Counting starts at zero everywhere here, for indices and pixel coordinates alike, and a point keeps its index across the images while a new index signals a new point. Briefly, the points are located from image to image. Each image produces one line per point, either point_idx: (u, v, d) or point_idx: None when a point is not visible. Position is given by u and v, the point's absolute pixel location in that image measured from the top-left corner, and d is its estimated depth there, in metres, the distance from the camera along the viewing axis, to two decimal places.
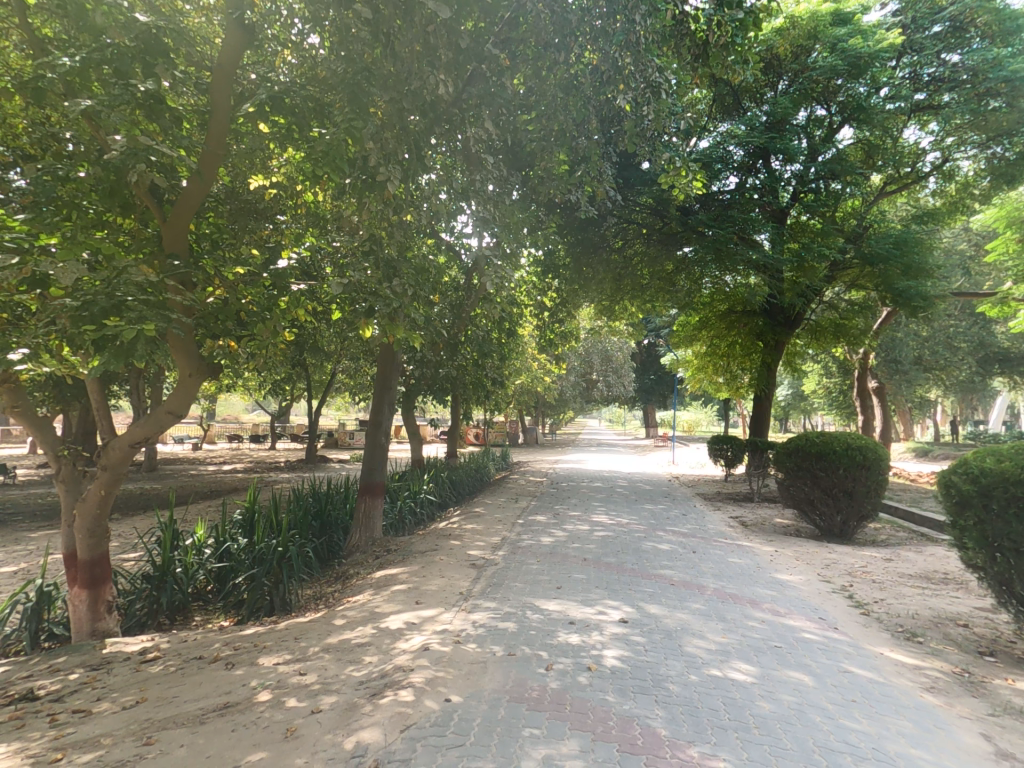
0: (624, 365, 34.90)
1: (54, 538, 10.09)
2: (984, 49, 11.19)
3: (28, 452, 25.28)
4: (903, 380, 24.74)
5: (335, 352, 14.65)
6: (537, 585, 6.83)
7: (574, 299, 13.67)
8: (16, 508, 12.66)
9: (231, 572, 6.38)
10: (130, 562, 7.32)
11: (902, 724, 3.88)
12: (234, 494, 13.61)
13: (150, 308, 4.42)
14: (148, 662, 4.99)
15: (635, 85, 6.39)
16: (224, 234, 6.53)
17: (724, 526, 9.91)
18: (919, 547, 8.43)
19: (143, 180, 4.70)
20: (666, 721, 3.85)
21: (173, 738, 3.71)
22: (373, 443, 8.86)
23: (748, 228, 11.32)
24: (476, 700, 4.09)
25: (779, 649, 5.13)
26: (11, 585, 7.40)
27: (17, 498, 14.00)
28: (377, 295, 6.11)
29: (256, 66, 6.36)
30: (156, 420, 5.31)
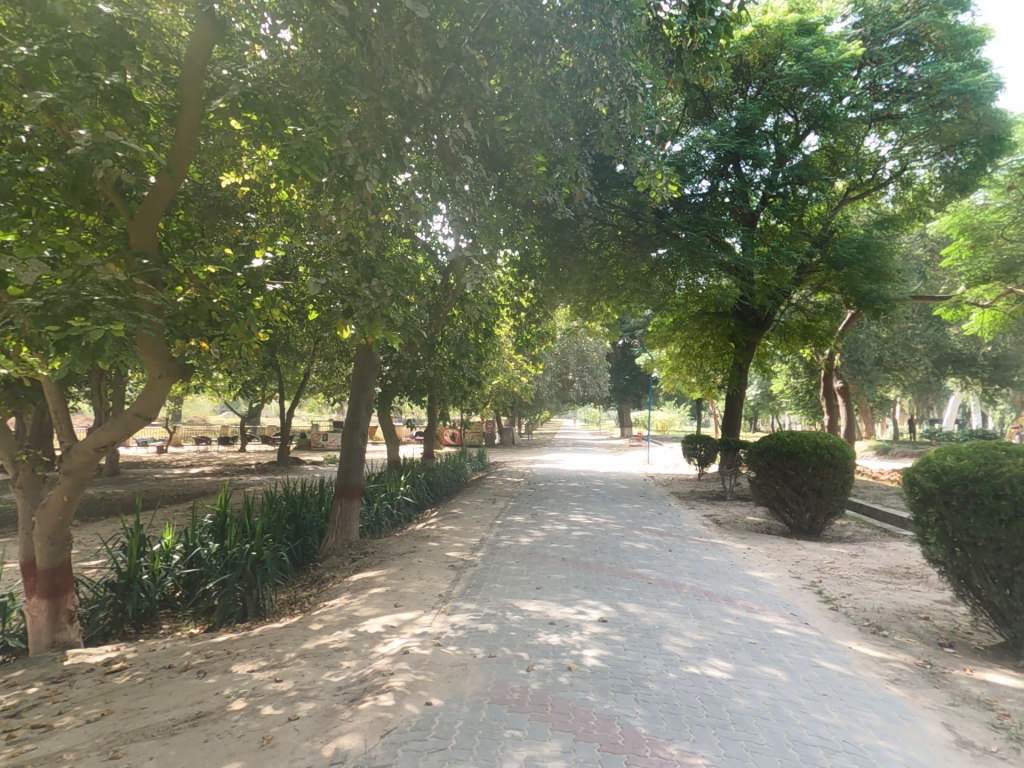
0: (599, 366, 35.36)
1: (10, 546, 9.64)
2: (937, 63, 11.71)
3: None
4: (865, 381, 25.63)
5: (308, 351, 14.41)
6: (517, 586, 6.86)
7: (551, 300, 13.60)
8: None
9: (202, 577, 6.22)
10: (92, 569, 7.05)
11: (871, 716, 4.04)
12: (202, 498, 13.26)
13: (118, 308, 4.31)
14: (113, 674, 4.82)
15: (612, 88, 6.51)
16: (195, 231, 6.36)
17: (699, 524, 10.11)
18: (882, 542, 8.75)
19: (108, 173, 4.55)
20: (645, 719, 3.92)
21: (142, 751, 3.61)
22: (349, 445, 8.71)
23: (720, 231, 11.56)
24: (457, 703, 4.08)
25: (754, 645, 5.27)
26: None
27: None
28: (355, 295, 6.07)
29: (226, 62, 6.22)
30: (123, 422, 5.18)
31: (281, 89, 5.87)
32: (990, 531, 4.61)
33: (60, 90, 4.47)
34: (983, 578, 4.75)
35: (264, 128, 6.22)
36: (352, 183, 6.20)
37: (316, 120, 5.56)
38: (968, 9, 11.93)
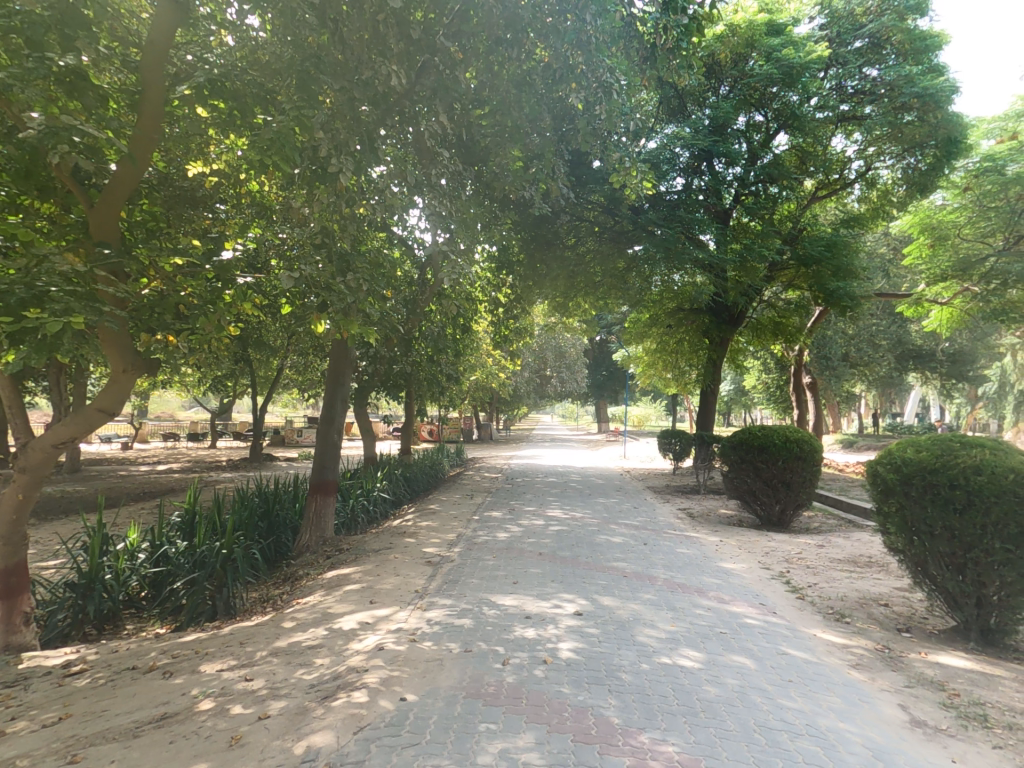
0: (577, 361, 35.61)
1: None
2: (898, 66, 12.09)
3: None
4: (832, 375, 26.37)
5: (282, 346, 14.17)
6: (493, 581, 6.87)
7: (529, 295, 13.61)
8: None
9: (169, 575, 6.08)
10: (51, 570, 6.83)
11: (833, 700, 4.18)
12: (171, 497, 12.94)
13: (77, 300, 4.21)
14: (73, 676, 4.69)
15: (587, 84, 6.54)
16: (160, 222, 6.18)
17: (673, 517, 10.28)
18: (847, 532, 9.04)
19: (64, 160, 4.38)
20: (618, 709, 3.97)
21: (104, 754, 3.53)
22: (325, 441, 8.58)
23: (695, 229, 11.70)
24: (432, 698, 4.08)
25: (724, 634, 5.40)
26: None
27: None
28: (330, 289, 5.99)
29: (190, 47, 6.03)
30: (84, 417, 5.03)
31: (250, 77, 5.73)
32: (945, 520, 4.79)
33: (9, 70, 4.29)
34: (938, 566, 4.94)
35: (232, 117, 6.06)
36: (325, 175, 6.11)
37: (286, 110, 5.45)
38: (927, 15, 12.31)
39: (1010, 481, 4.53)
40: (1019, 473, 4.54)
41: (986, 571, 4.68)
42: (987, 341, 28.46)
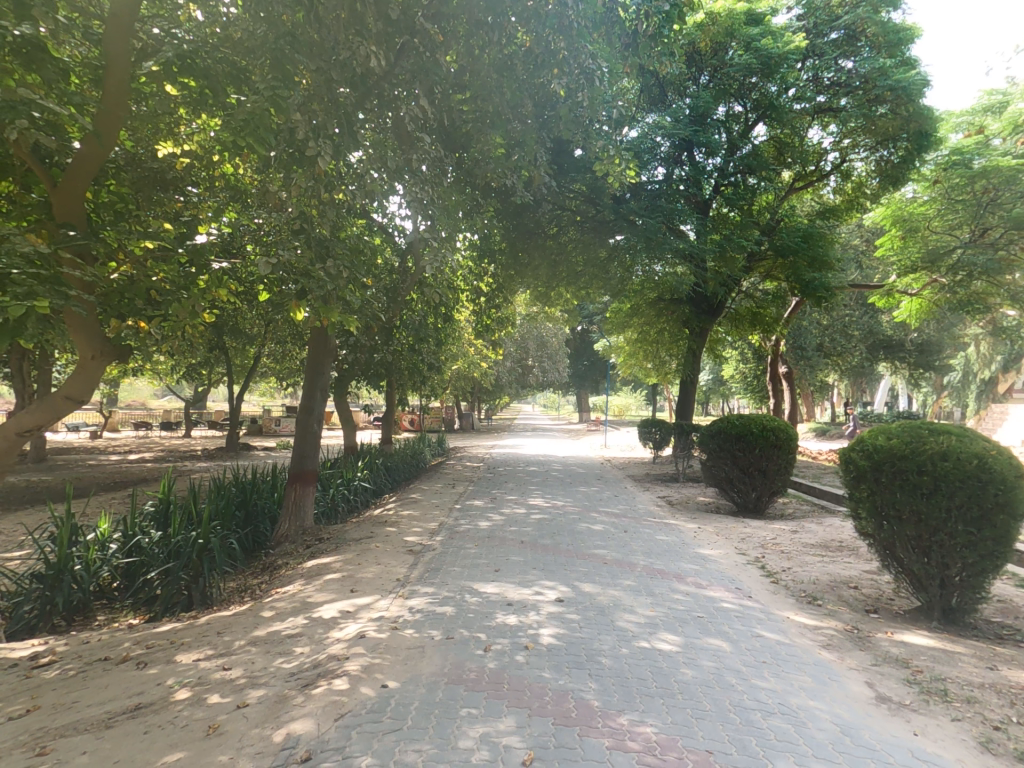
0: (559, 351, 35.70)
1: None
2: (873, 58, 12.24)
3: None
4: (807, 365, 26.94)
5: (260, 333, 13.91)
6: (475, 569, 6.91)
7: (510, 284, 13.53)
8: None
9: (143, 566, 5.96)
10: (16, 560, 6.65)
11: (804, 679, 4.32)
12: (143, 486, 12.67)
13: (41, 284, 4.17)
14: (41, 668, 4.60)
15: (570, 70, 6.56)
16: (128, 203, 6.03)
17: (653, 505, 10.44)
18: (819, 518, 9.31)
19: (22, 135, 4.24)
20: (598, 693, 4.05)
21: (74, 746, 3.50)
22: (304, 431, 8.44)
23: (675, 219, 11.82)
24: (413, 685, 4.10)
25: (701, 618, 5.53)
26: None
27: None
28: (309, 276, 5.94)
29: (157, 20, 5.79)
30: (51, 405, 4.90)
31: (222, 55, 5.58)
32: (913, 504, 4.95)
33: None
34: (905, 549, 5.11)
35: (204, 96, 5.91)
36: (304, 158, 6.01)
37: (261, 90, 5.34)
38: (899, 7, 12.50)
39: (974, 466, 4.73)
40: (981, 459, 4.75)
41: (949, 553, 4.87)
42: (953, 331, 29.26)
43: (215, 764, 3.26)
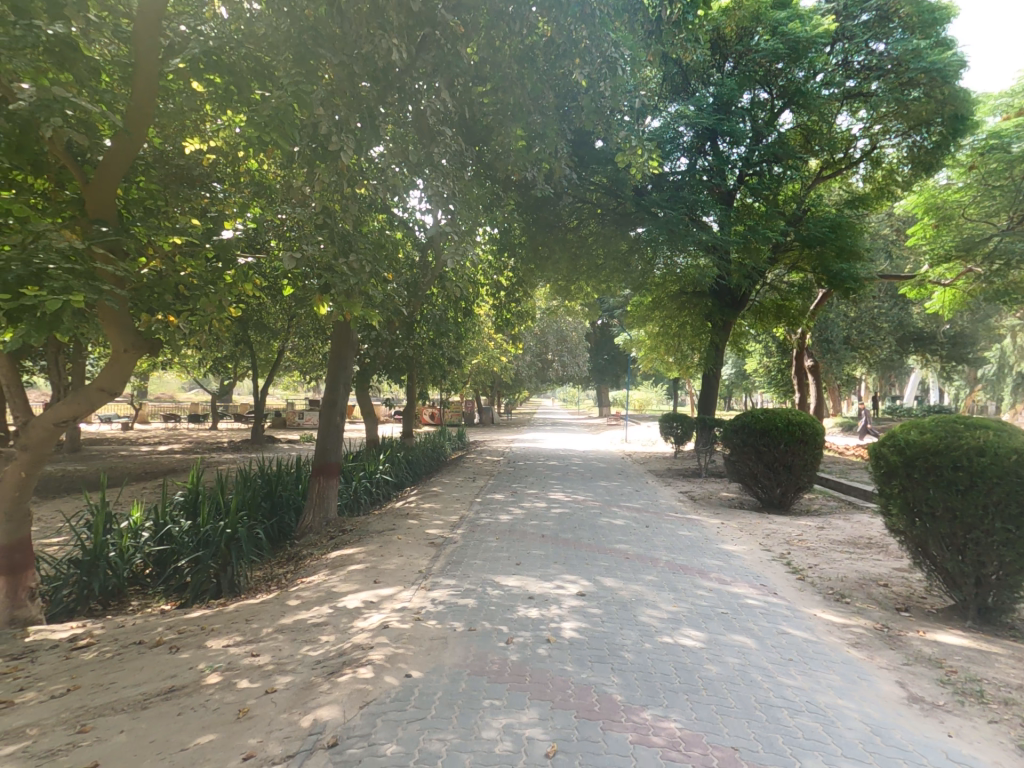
0: (579, 346, 35.56)
1: None
2: (906, 39, 11.87)
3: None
4: (834, 359, 26.23)
5: (284, 328, 14.15)
6: (496, 562, 6.94)
7: (530, 278, 13.48)
8: None
9: (174, 554, 6.11)
10: (55, 546, 6.89)
11: (832, 678, 4.24)
12: (174, 477, 13.02)
13: (77, 278, 4.30)
14: (80, 649, 4.75)
15: (591, 59, 6.47)
16: (158, 199, 6.17)
17: (674, 500, 10.33)
18: (847, 514, 9.11)
19: (58, 133, 4.35)
20: (620, 687, 4.03)
21: (112, 725, 3.62)
22: (327, 423, 8.54)
23: (698, 209, 11.71)
24: (436, 675, 4.13)
25: (725, 614, 5.46)
26: None
27: None
28: (332, 270, 6.00)
29: (185, 18, 5.87)
30: (86, 396, 5.08)
31: (247, 50, 5.63)
32: (947, 501, 4.81)
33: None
34: (939, 546, 4.98)
35: (229, 92, 5.96)
36: (326, 153, 6.08)
37: (285, 85, 5.38)
38: None
39: (1014, 462, 4.53)
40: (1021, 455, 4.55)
41: (986, 551, 4.71)
42: (987, 323, 28.29)
43: (245, 746, 3.33)
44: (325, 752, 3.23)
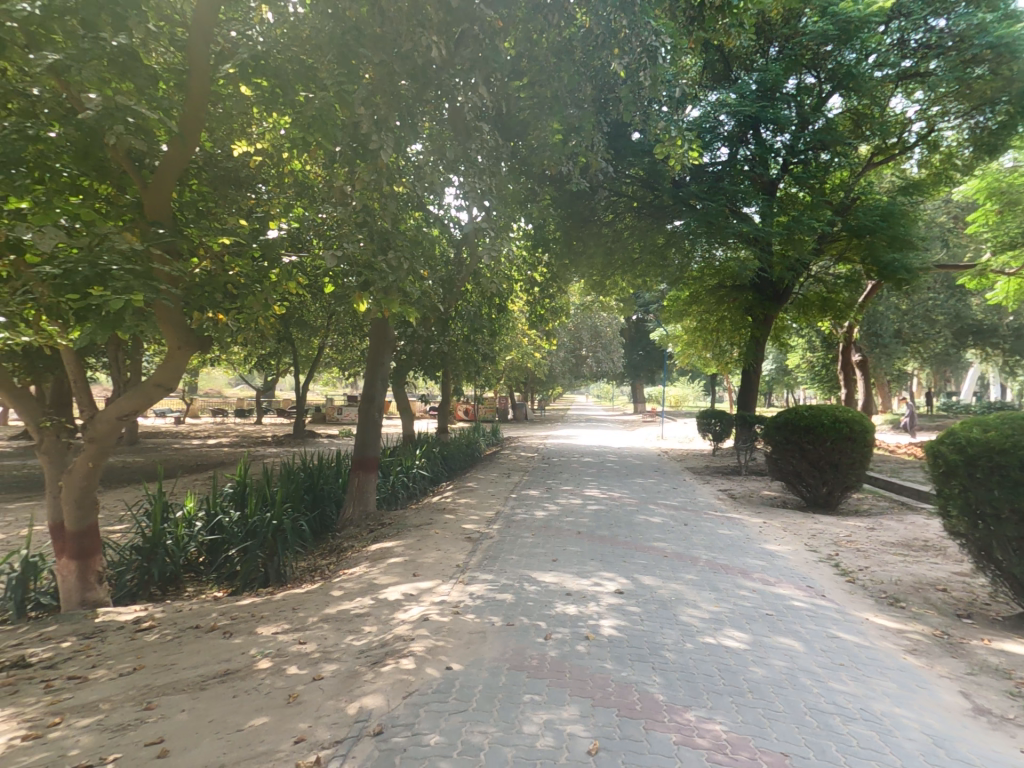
0: (614, 341, 35.18)
1: (39, 510, 9.89)
2: (969, 14, 11.22)
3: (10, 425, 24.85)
4: (883, 353, 25.47)
5: (324, 325, 14.51)
6: (533, 558, 6.94)
7: (565, 274, 13.37)
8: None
9: (224, 544, 6.34)
10: (117, 533, 7.28)
11: (888, 685, 4.07)
12: (222, 468, 13.57)
13: (137, 278, 4.44)
14: (143, 631, 5.00)
15: (631, 49, 6.33)
16: (209, 201, 6.39)
17: (713, 498, 10.11)
18: (900, 515, 8.71)
19: (120, 140, 4.55)
20: (662, 687, 3.97)
21: (173, 704, 3.79)
22: (365, 419, 8.70)
23: (739, 199, 11.31)
24: (476, 668, 4.16)
25: (770, 616, 5.31)
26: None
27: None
28: (371, 268, 6.10)
29: (235, 25, 6.06)
30: (144, 392, 5.31)
31: (291, 53, 5.75)
32: (1014, 502, 4.54)
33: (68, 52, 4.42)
34: (1004, 550, 4.70)
35: (275, 95, 6.11)
36: (366, 152, 6.17)
37: (328, 85, 5.64)
38: None
39: None
40: None
41: None
42: None
43: (296, 730, 3.44)
44: (371, 740, 3.29)
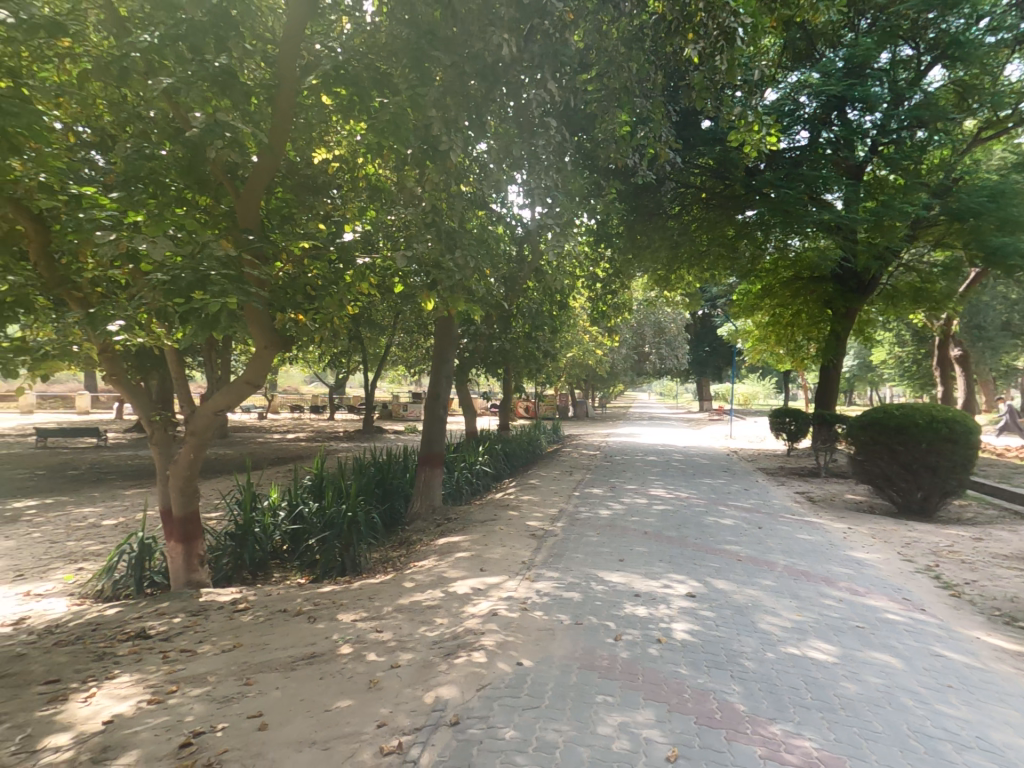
0: (678, 337, 34.16)
1: (147, 495, 10.91)
2: None
3: (119, 418, 27.59)
4: (988, 348, 23.31)
5: (391, 325, 15.02)
6: (599, 557, 6.85)
7: (628, 269, 13.01)
8: (109, 469, 13.81)
9: (305, 533, 6.69)
10: (214, 519, 7.88)
11: (1006, 713, 3.70)
12: (302, 461, 14.39)
13: (230, 282, 4.76)
14: (240, 611, 5.36)
15: (707, 33, 5.99)
16: (292, 207, 6.73)
17: (790, 501, 9.59)
18: (1011, 526, 7.88)
19: (219, 154, 4.88)
20: (743, 696, 3.81)
21: (269, 681, 4.03)
22: (431, 416, 8.89)
23: (819, 186, 10.54)
24: (547, 665, 4.15)
25: (861, 628, 4.96)
26: (116, 538, 8.11)
27: (110, 459, 15.26)
28: (439, 268, 6.19)
29: (319, 38, 6.34)
30: (236, 389, 5.67)
31: (368, 60, 5.92)
32: None
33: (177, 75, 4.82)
34: None
35: (352, 102, 6.30)
36: (435, 153, 6.28)
37: (402, 90, 5.83)
38: None
39: None
40: None
41: None
42: None
43: (378, 714, 3.56)
44: (448, 729, 3.35)
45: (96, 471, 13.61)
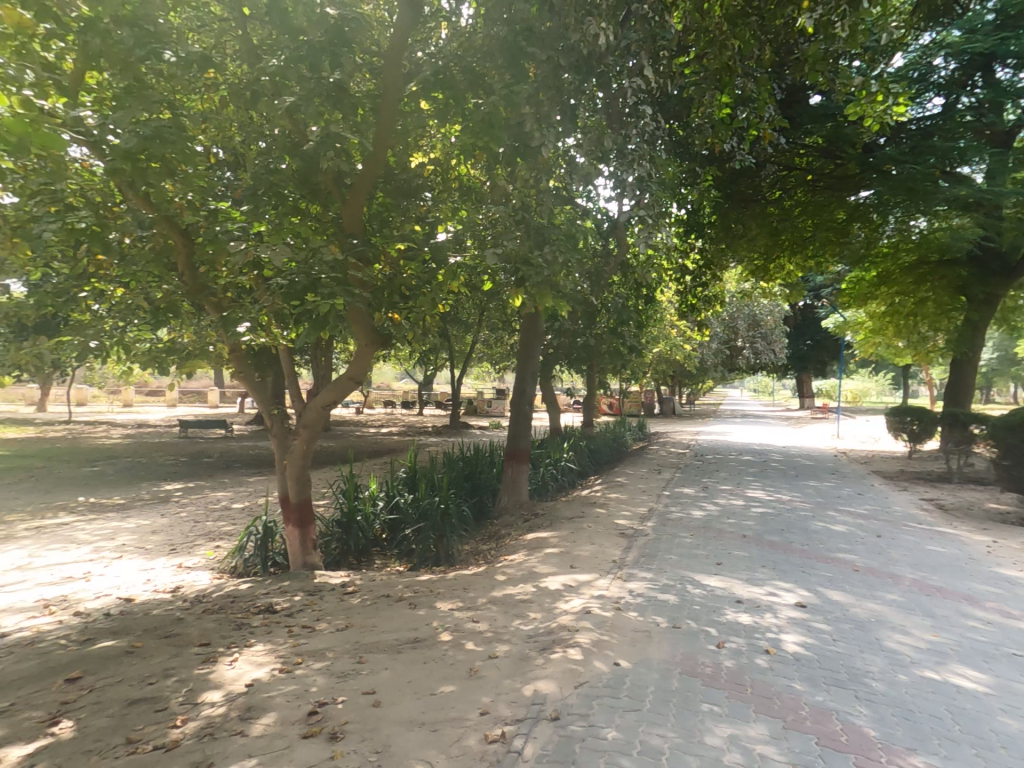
0: (776, 330, 31.98)
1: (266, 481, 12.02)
2: None
3: (239, 410, 30.74)
4: None
5: (478, 322, 15.38)
6: (694, 559, 6.55)
7: (721, 260, 12.25)
8: (232, 457, 15.41)
9: (401, 522, 7.00)
10: (323, 506, 8.48)
11: None
12: (397, 454, 15.14)
13: (338, 285, 5.06)
14: (349, 594, 5.70)
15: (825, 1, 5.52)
16: (391, 211, 7.07)
17: (915, 509, 8.61)
18: None
19: (331, 164, 5.19)
20: (872, 721, 3.46)
21: (379, 661, 4.24)
22: (517, 411, 8.96)
23: (956, 159, 9.73)
24: (646, 668, 4.01)
25: (1016, 658, 4.33)
26: (244, 520, 9.00)
27: (233, 448, 17.03)
28: (528, 263, 6.16)
29: (421, 47, 6.57)
30: (341, 384, 6.03)
31: (465, 63, 6.08)
32: None
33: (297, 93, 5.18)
34: None
35: (448, 106, 6.43)
36: (528, 150, 6.31)
37: (497, 91, 5.86)
38: None
39: None
40: None
41: None
42: None
43: (479, 703, 3.61)
44: (548, 724, 3.33)
45: (222, 458, 15.25)
